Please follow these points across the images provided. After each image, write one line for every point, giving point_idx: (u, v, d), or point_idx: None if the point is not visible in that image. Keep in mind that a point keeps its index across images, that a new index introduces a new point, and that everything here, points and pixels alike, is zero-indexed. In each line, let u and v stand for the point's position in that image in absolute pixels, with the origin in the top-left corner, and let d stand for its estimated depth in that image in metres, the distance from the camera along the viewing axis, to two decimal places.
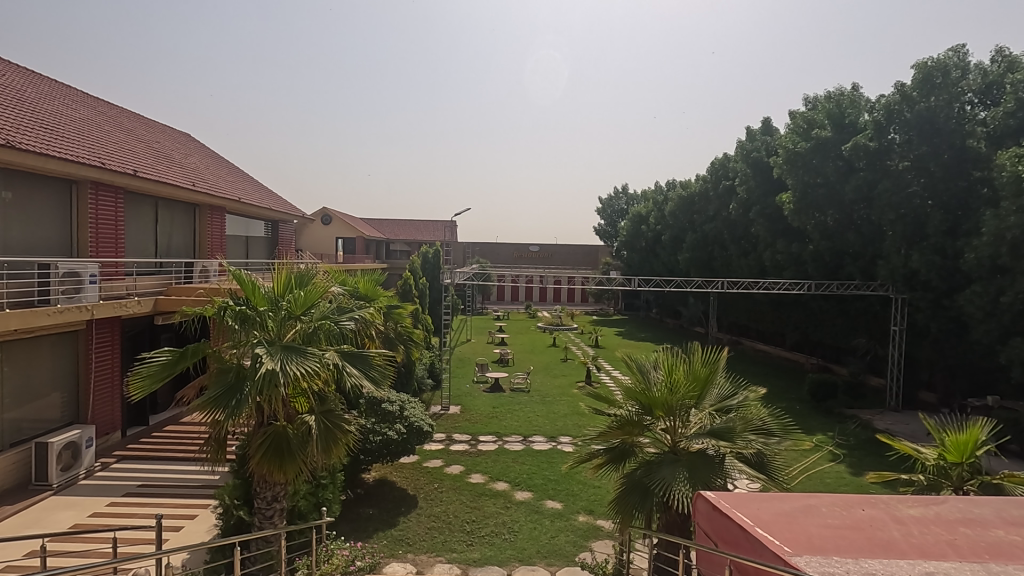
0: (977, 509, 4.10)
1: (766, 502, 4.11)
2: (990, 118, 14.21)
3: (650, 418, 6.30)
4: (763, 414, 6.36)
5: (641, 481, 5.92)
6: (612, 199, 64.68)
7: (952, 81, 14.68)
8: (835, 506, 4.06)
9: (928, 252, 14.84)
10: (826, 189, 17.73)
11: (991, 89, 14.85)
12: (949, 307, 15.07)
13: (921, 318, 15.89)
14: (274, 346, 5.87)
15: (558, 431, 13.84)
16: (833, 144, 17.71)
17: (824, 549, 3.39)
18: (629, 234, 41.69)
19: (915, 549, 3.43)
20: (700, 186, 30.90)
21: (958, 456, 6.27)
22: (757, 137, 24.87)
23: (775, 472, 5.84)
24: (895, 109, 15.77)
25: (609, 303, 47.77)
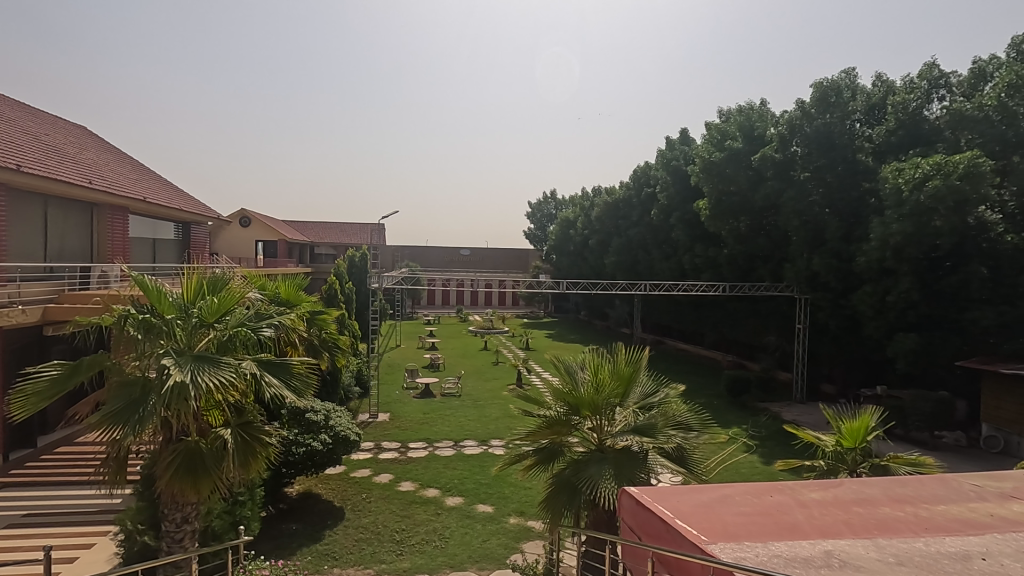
0: (869, 489, 4.52)
1: (686, 494, 4.31)
2: (874, 135, 16.17)
3: (577, 417, 6.44)
4: (683, 410, 6.67)
5: (569, 480, 6.05)
6: (542, 204, 65.93)
7: (844, 100, 16.41)
8: (747, 494, 4.33)
9: (827, 256, 16.16)
10: (739, 197, 18.91)
11: (874, 111, 16.86)
12: (845, 307, 16.43)
13: (822, 316, 17.25)
14: (183, 356, 5.46)
15: (489, 435, 13.85)
16: (743, 154, 19.00)
17: (738, 536, 3.59)
18: (558, 238, 42.59)
19: (817, 530, 3.71)
20: (624, 193, 32.09)
21: (852, 442, 6.91)
22: (676, 147, 26.22)
23: (694, 465, 6.17)
24: (797, 124, 17.13)
25: (539, 305, 48.54)
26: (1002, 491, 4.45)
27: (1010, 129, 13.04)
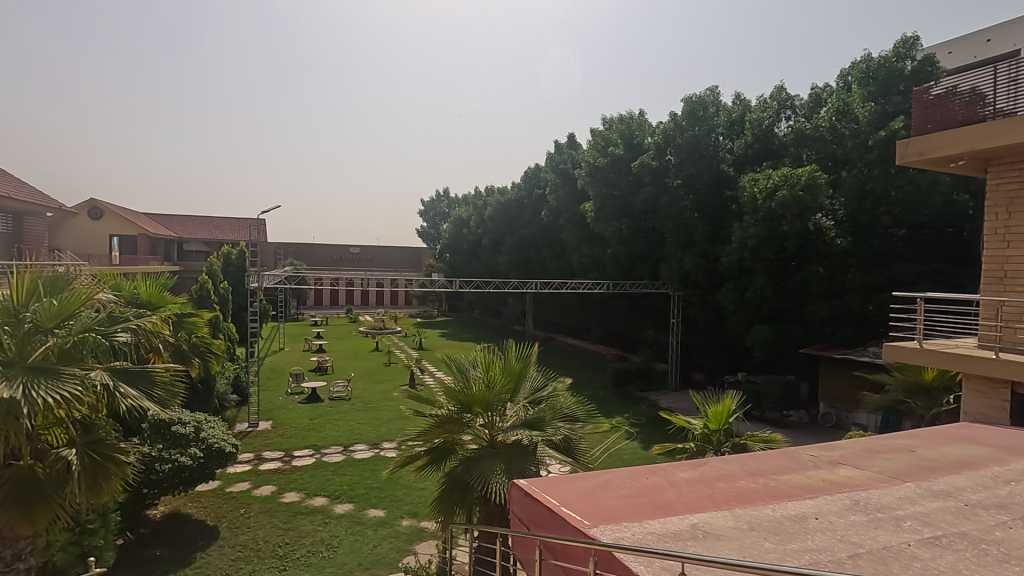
0: (730, 465, 5.05)
1: (571, 482, 4.53)
2: (735, 148, 18.10)
3: (469, 415, 6.51)
4: (569, 402, 6.97)
5: (461, 478, 6.10)
6: (435, 202, 65.39)
7: (710, 115, 18.14)
8: (626, 478, 4.65)
9: (697, 256, 17.74)
10: (621, 200, 20.15)
11: (735, 126, 18.83)
12: (711, 302, 18.14)
13: (693, 311, 18.89)
14: (12, 368, 4.71)
15: (381, 437, 13.50)
16: (624, 161, 20.30)
17: (617, 517, 3.84)
18: (452, 237, 42.51)
19: (686, 506, 4.07)
20: (515, 193, 32.76)
21: (717, 425, 7.67)
22: (564, 150, 27.32)
23: (580, 454, 6.50)
24: (670, 135, 18.68)
25: (433, 304, 48.13)
26: (833, 458, 5.19)
27: (838, 148, 15.27)
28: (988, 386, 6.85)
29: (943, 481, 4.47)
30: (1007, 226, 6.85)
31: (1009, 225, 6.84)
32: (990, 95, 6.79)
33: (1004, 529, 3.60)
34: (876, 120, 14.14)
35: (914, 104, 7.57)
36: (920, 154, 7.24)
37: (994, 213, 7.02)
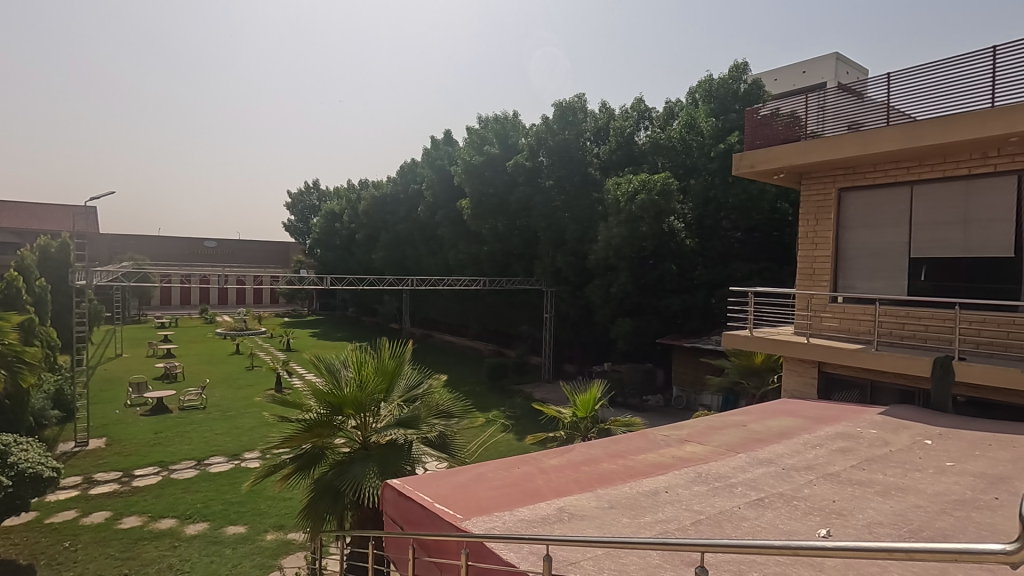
0: (594, 450, 5.41)
1: (445, 478, 4.55)
2: (601, 153, 19.38)
3: (340, 417, 6.25)
4: (445, 399, 6.97)
5: (331, 483, 5.82)
6: (303, 195, 61.58)
7: (578, 121, 19.27)
8: (499, 470, 4.79)
9: (568, 254, 18.61)
10: (496, 199, 20.63)
11: (601, 132, 20.11)
12: (580, 298, 19.17)
13: (564, 306, 19.81)
14: None
15: (242, 447, 12.45)
16: (499, 160, 20.80)
17: (489, 508, 3.93)
18: (322, 231, 40.35)
19: (553, 491, 4.28)
20: (391, 188, 31.94)
21: (584, 412, 8.17)
22: (441, 147, 27.25)
23: (456, 450, 6.55)
24: (542, 137, 19.57)
25: (303, 303, 45.36)
26: (681, 437, 5.78)
27: (687, 157, 17.03)
28: (801, 366, 8.07)
29: (767, 450, 5.19)
30: (815, 230, 8.10)
31: (817, 229, 8.09)
32: (803, 118, 7.97)
33: (810, 486, 4.27)
34: (717, 133, 16.02)
35: (746, 123, 8.65)
36: (751, 166, 8.27)
37: (806, 219, 8.25)
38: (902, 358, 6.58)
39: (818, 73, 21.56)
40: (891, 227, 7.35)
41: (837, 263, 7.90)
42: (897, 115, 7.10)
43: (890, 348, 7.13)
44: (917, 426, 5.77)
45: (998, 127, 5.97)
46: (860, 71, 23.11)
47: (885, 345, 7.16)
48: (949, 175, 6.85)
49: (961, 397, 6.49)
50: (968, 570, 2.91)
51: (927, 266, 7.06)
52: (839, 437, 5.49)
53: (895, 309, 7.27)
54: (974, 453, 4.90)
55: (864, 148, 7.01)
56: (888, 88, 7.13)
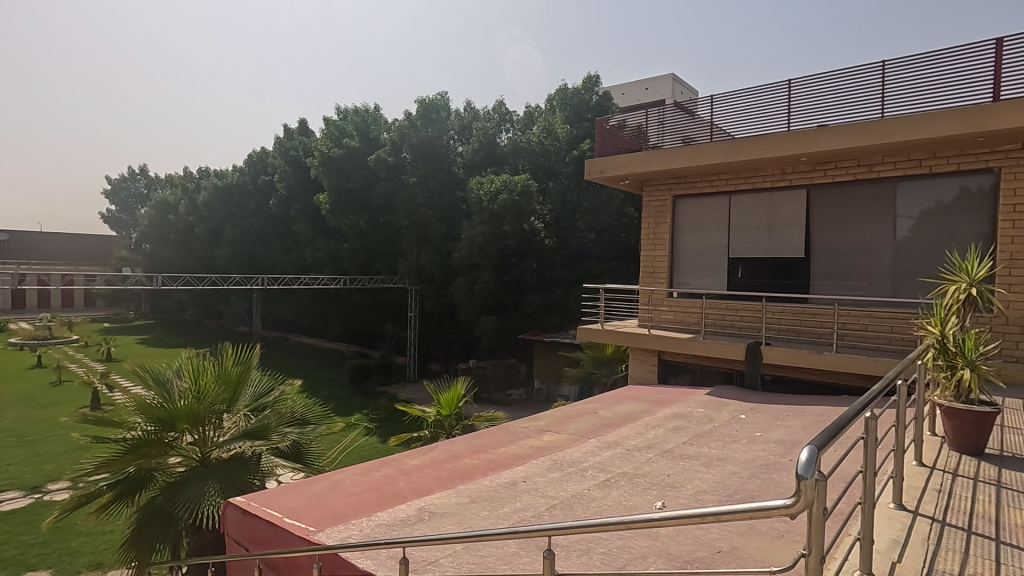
0: (456, 446, 5.45)
1: (297, 490, 4.28)
2: (465, 153, 19.60)
3: (172, 434, 5.58)
4: (298, 405, 6.53)
5: (161, 508, 5.16)
6: (127, 182, 53.68)
7: (442, 118, 19.35)
8: (357, 475, 4.62)
9: (432, 252, 18.36)
10: (357, 194, 19.90)
11: (465, 131, 20.36)
12: (445, 296, 19.01)
13: (428, 305, 19.30)
14: None
15: (45, 478, 10.51)
16: (360, 154, 20.01)
17: (345, 517, 3.76)
18: (152, 224, 35.55)
19: (413, 492, 4.24)
20: (236, 178, 29.11)
21: (448, 410, 8.20)
22: (295, 136, 25.48)
23: (311, 459, 6.20)
24: (405, 133, 19.28)
25: (128, 306, 39.59)
26: (539, 427, 6.05)
27: (545, 161, 17.83)
28: (644, 355, 8.90)
29: (614, 434, 5.65)
30: (655, 232, 8.98)
31: (657, 232, 8.97)
32: (645, 131, 8.79)
33: (649, 464, 4.73)
34: (572, 140, 17.13)
35: (597, 132, 9.31)
36: (601, 172, 8.90)
37: (648, 222, 9.09)
38: (725, 344, 7.56)
39: (658, 91, 23.92)
40: (715, 231, 8.39)
41: (673, 262, 8.83)
42: (719, 131, 8.11)
43: (715, 336, 8.16)
44: (735, 403, 6.67)
45: (793, 147, 7.09)
46: (691, 92, 26.07)
47: (711, 334, 8.17)
48: (758, 187, 7.99)
49: (768, 376, 7.62)
50: (768, 523, 3.43)
51: (743, 266, 8.16)
52: (674, 417, 6.15)
53: (719, 302, 8.33)
54: (776, 423, 5.79)
55: (693, 159, 7.92)
56: (712, 109, 8.11)
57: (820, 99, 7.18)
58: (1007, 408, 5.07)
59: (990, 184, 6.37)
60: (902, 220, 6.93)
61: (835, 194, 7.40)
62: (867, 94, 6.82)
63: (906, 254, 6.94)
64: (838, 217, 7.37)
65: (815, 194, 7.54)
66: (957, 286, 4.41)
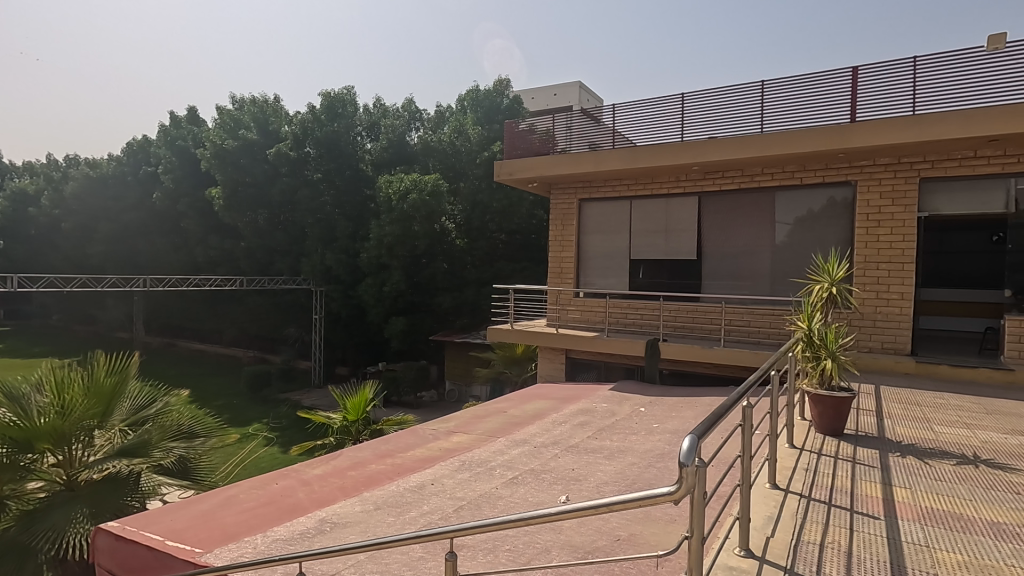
0: (362, 452, 5.29)
1: (182, 510, 3.94)
2: (373, 150, 19.10)
3: (30, 456, 4.93)
4: (185, 417, 6.02)
5: (15, 541, 4.54)
6: None
7: (348, 113, 18.74)
8: (252, 489, 4.34)
9: (338, 252, 17.67)
10: (255, 189, 18.75)
11: (374, 127, 19.93)
12: (352, 297, 18.26)
13: (334, 306, 18.44)
14: None
15: None
16: (258, 147, 18.89)
17: (237, 534, 3.52)
18: (6, 217, 31.16)
19: (314, 502, 4.05)
20: (111, 168, 26.24)
21: (355, 415, 7.93)
22: (183, 125, 23.46)
23: (200, 475, 5.73)
24: (308, 126, 18.54)
25: None
26: (447, 429, 6.01)
27: (456, 161, 17.83)
28: (552, 354, 9.14)
29: (522, 432, 5.74)
30: (562, 234, 9.25)
31: (564, 234, 9.24)
32: (552, 135, 9.05)
33: (554, 459, 4.87)
34: (483, 142, 17.28)
35: (507, 134, 9.45)
36: (510, 174, 9.03)
37: (555, 225, 9.35)
38: (626, 341, 7.95)
39: (565, 98, 24.67)
40: (617, 234, 8.80)
41: (579, 263, 9.14)
42: (621, 139, 8.52)
43: (619, 333, 8.56)
44: (635, 397, 7.03)
45: (687, 156, 7.61)
46: (596, 100, 27.13)
47: (614, 332, 8.56)
48: (656, 193, 8.49)
49: (666, 370, 8.11)
50: (662, 509, 3.64)
51: (643, 267, 8.62)
52: (579, 413, 6.37)
53: (622, 302, 8.73)
54: (671, 415, 6.17)
55: (597, 165, 8.24)
56: (614, 117, 8.49)
57: (710, 113, 7.73)
58: (863, 392, 5.76)
59: (849, 195, 7.19)
60: (779, 227, 7.65)
61: (724, 202, 8.03)
62: (749, 110, 7.45)
63: (783, 257, 7.64)
64: (726, 222, 8.00)
65: (706, 201, 8.14)
66: (821, 285, 4.94)
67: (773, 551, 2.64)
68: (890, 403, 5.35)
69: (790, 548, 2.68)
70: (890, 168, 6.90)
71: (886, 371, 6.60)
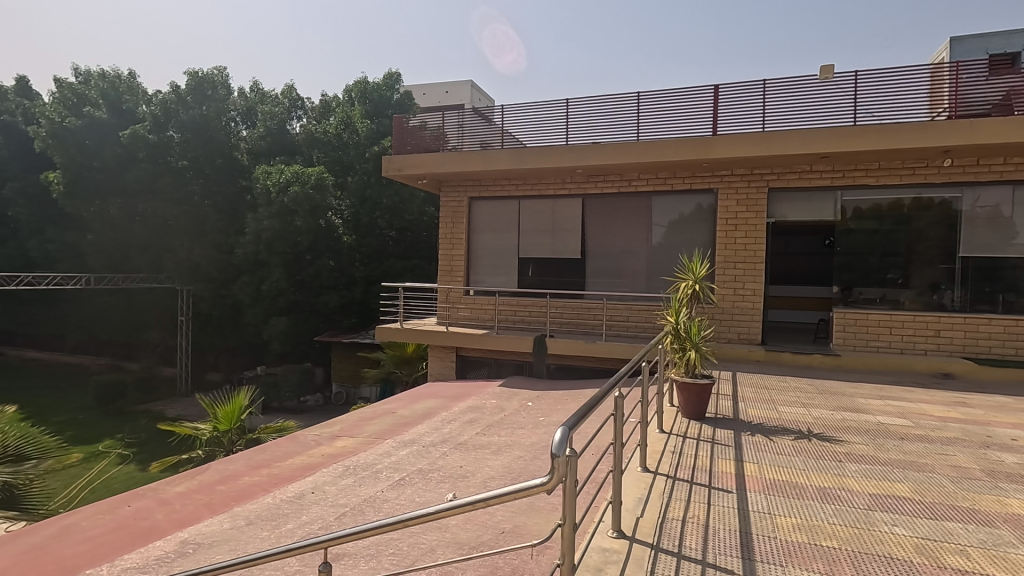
0: (233, 464, 4.89)
1: (6, 545, 3.40)
2: (249, 138, 17.81)
3: None
4: (12, 438, 5.20)
5: None
6: None
7: (219, 96, 17.09)
8: (98, 514, 3.86)
9: (208, 247, 16.25)
10: (105, 175, 16.68)
11: (250, 113, 18.67)
12: (226, 296, 16.45)
13: (205, 308, 16.78)
14: None
15: None
16: (109, 127, 16.75)
17: (77, 567, 3.11)
18: None
19: (175, 523, 3.69)
20: None
21: (228, 424, 7.31)
22: (10, 98, 20.15)
23: (32, 503, 4.98)
24: (171, 108, 16.59)
25: None
26: (331, 433, 5.76)
27: (342, 154, 17.16)
28: (443, 352, 9.09)
29: (410, 432, 5.65)
30: (452, 232, 9.24)
31: (454, 231, 9.23)
32: (442, 132, 8.99)
33: (443, 458, 4.85)
34: (371, 136, 16.77)
35: (396, 129, 9.23)
36: (398, 169, 8.82)
37: (445, 222, 9.31)
38: (515, 338, 8.14)
39: (457, 96, 24.63)
40: (506, 233, 8.96)
41: (469, 261, 9.18)
42: (510, 139, 8.65)
43: (507, 330, 8.73)
44: (523, 392, 7.22)
45: (571, 159, 7.95)
46: (488, 100, 27.41)
47: (503, 329, 8.72)
48: (543, 194, 8.76)
49: (553, 364, 8.40)
50: (545, 499, 3.78)
51: (532, 265, 8.85)
52: (469, 411, 6.40)
53: (511, 300, 8.91)
54: (557, 407, 6.41)
55: (486, 164, 8.33)
56: (503, 117, 8.59)
57: (592, 118, 8.11)
58: (723, 379, 6.40)
59: (713, 202, 7.94)
60: (655, 229, 8.24)
61: (605, 204, 8.48)
62: (626, 118, 7.92)
63: (658, 257, 8.24)
64: (607, 224, 8.48)
65: (589, 203, 8.55)
66: (687, 283, 5.39)
67: (642, 530, 2.85)
68: (744, 388, 6.00)
69: (657, 525, 2.91)
70: (746, 178, 7.71)
71: (741, 359, 7.39)
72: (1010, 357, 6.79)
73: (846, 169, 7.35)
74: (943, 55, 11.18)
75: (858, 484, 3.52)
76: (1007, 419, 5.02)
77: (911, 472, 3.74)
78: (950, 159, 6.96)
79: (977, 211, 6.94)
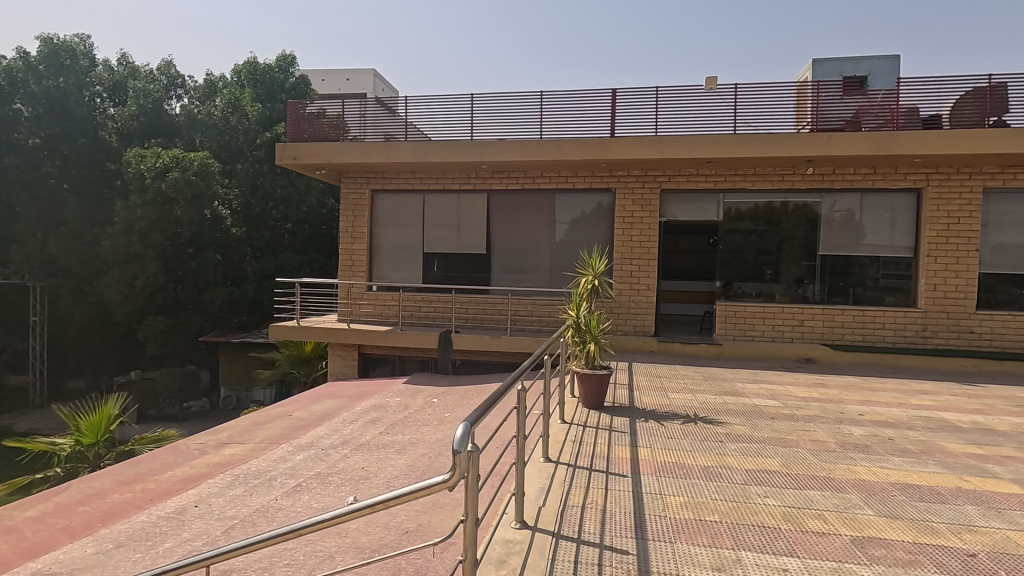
0: (99, 482, 4.36)
1: None
2: (117, 115, 15.82)
3: None
4: None
5: None
6: None
7: (80, 67, 15.27)
8: None
9: (67, 238, 14.40)
10: None
11: (118, 90, 16.67)
12: (90, 293, 14.72)
13: (64, 307, 14.90)
14: None
15: None
16: None
17: None
18: None
19: (24, 555, 3.23)
20: None
21: (93, 437, 6.51)
22: None
23: None
24: (18, 77, 14.63)
25: None
26: (218, 441, 5.32)
27: (230, 139, 16.04)
28: (344, 350, 8.72)
29: (307, 435, 5.37)
30: (353, 225, 8.88)
31: (355, 225, 8.88)
32: (342, 121, 8.60)
33: (343, 460, 4.65)
34: (263, 121, 15.76)
35: (291, 115, 8.71)
36: (294, 158, 8.31)
37: (345, 215, 8.93)
38: (419, 334, 7.99)
39: (359, 84, 23.70)
40: (410, 227, 8.79)
41: (371, 257, 8.90)
42: (414, 131, 8.46)
43: (411, 327, 8.55)
44: (428, 388, 7.12)
45: (474, 154, 7.93)
46: (392, 91, 26.70)
47: (407, 325, 8.55)
48: (448, 189, 8.68)
49: (458, 360, 8.36)
50: (449, 496, 3.75)
51: (437, 261, 8.76)
52: (371, 410, 6.20)
53: (415, 295, 8.74)
54: (462, 403, 6.39)
55: (387, 156, 8.11)
56: (406, 108, 8.36)
57: (495, 114, 8.14)
58: (620, 370, 6.72)
59: (610, 201, 8.31)
60: (558, 226, 8.48)
61: (510, 200, 8.59)
62: (529, 116, 8.04)
63: (560, 254, 8.49)
64: (512, 220, 8.58)
65: (494, 199, 8.61)
66: (587, 278, 5.57)
67: (543, 519, 2.91)
68: (639, 377, 6.34)
69: (558, 513, 2.99)
70: (640, 179, 8.15)
71: (637, 350, 7.81)
72: (859, 343, 7.75)
73: (727, 174, 7.99)
74: (806, 75, 12.49)
75: (736, 461, 3.87)
76: (855, 396, 5.75)
77: (780, 448, 4.16)
78: (812, 168, 7.79)
79: (834, 214, 7.86)
